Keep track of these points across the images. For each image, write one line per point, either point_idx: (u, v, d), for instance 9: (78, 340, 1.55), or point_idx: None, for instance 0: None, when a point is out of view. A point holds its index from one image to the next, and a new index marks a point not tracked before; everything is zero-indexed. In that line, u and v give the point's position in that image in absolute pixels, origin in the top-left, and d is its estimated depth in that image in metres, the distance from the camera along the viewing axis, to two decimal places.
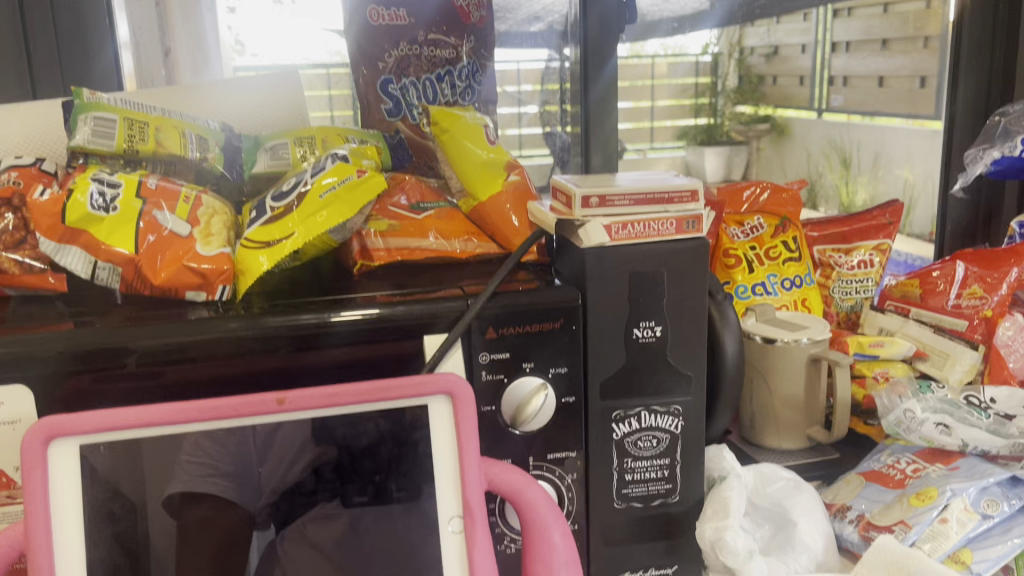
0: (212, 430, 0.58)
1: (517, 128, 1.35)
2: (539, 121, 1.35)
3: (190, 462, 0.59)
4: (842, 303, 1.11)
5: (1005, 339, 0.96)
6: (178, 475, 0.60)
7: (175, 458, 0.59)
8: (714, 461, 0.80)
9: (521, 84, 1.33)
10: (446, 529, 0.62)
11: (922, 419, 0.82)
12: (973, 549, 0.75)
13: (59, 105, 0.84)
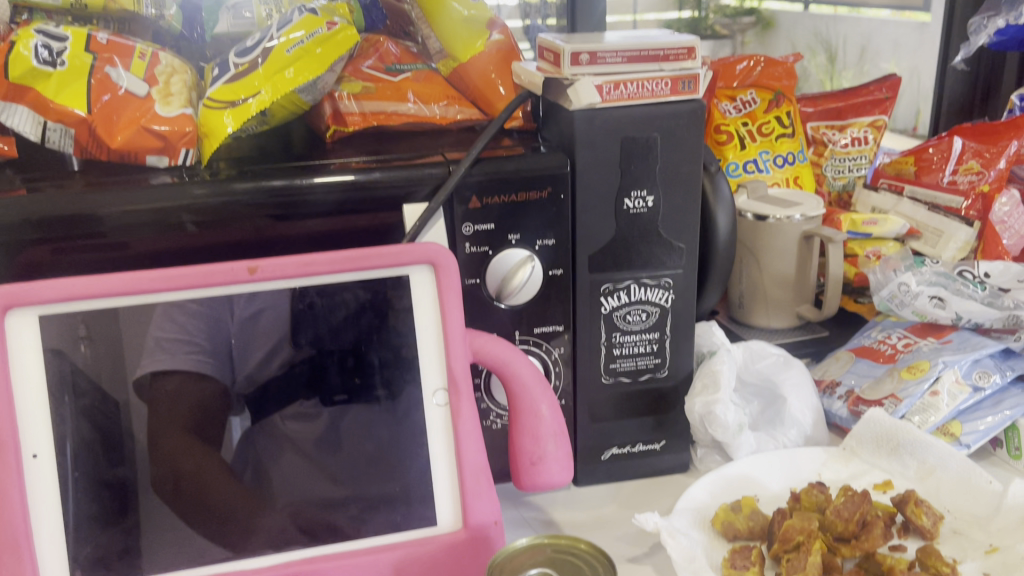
0: (190, 302, 0.55)
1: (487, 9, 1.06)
2: None
3: (168, 338, 0.56)
4: (834, 183, 1.08)
5: (1001, 215, 0.93)
6: (158, 352, 0.55)
7: (151, 332, 0.55)
8: (703, 337, 0.78)
9: None
10: (430, 401, 0.59)
11: (916, 292, 0.80)
12: (962, 421, 0.75)
13: None
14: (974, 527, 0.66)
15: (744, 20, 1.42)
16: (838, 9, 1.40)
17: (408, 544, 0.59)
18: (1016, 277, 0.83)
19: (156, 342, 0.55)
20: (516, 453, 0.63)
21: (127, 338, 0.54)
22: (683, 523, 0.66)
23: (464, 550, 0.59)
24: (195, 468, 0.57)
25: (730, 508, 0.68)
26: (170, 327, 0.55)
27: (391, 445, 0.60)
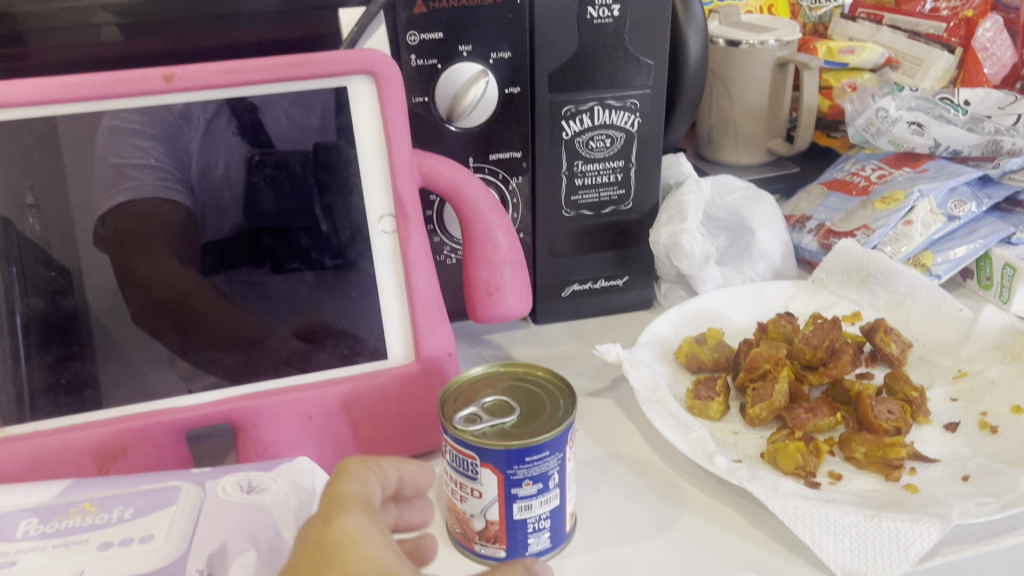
0: (136, 119, 0.46)
1: None
2: None
3: (125, 163, 0.47)
4: (810, 14, 0.97)
5: (984, 41, 0.88)
6: (118, 179, 0.47)
7: (100, 154, 0.46)
8: (670, 168, 0.73)
9: None
10: (376, 229, 0.52)
11: (895, 119, 0.75)
12: (935, 251, 0.72)
13: None
14: (943, 354, 0.65)
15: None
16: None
17: (356, 378, 0.54)
18: (997, 103, 0.79)
19: (111, 165, 0.47)
20: (471, 283, 0.59)
21: (70, 162, 0.46)
22: (646, 357, 0.64)
23: (415, 384, 0.55)
24: (175, 296, 0.49)
25: (694, 340, 0.65)
26: (127, 146, 0.47)
27: (337, 288, 0.53)
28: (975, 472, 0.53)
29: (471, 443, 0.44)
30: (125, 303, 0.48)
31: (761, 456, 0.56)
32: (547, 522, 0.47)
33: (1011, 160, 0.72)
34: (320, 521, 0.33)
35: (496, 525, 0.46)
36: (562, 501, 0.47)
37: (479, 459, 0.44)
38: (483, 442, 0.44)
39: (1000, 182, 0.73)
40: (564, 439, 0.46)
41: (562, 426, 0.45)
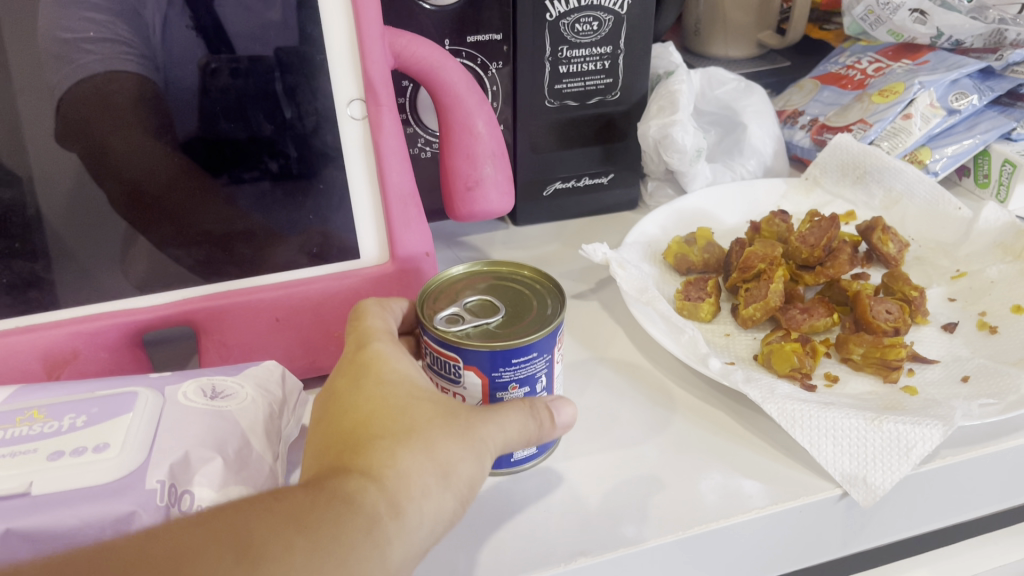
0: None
1: None
2: None
3: (79, 42, 0.41)
4: None
5: None
6: (71, 56, 0.41)
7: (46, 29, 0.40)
8: (659, 58, 0.69)
9: None
10: (344, 115, 0.46)
11: (896, 6, 0.71)
12: (933, 148, 0.69)
13: None
14: (940, 254, 0.62)
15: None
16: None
17: (325, 278, 0.49)
18: None
19: (59, 41, 0.40)
20: (449, 175, 0.54)
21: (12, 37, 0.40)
22: (633, 257, 0.60)
23: (391, 283, 0.51)
24: (152, 184, 0.44)
25: (683, 241, 0.62)
26: (75, 19, 0.40)
27: (305, 185, 0.47)
28: (975, 373, 0.51)
29: (456, 343, 0.40)
30: (96, 193, 0.43)
31: (754, 358, 0.54)
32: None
33: (1015, 51, 0.67)
34: (355, 342, 0.39)
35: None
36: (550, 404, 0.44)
37: (464, 361, 0.41)
38: (469, 343, 0.40)
39: (1003, 74, 0.70)
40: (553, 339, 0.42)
41: (552, 326, 0.42)
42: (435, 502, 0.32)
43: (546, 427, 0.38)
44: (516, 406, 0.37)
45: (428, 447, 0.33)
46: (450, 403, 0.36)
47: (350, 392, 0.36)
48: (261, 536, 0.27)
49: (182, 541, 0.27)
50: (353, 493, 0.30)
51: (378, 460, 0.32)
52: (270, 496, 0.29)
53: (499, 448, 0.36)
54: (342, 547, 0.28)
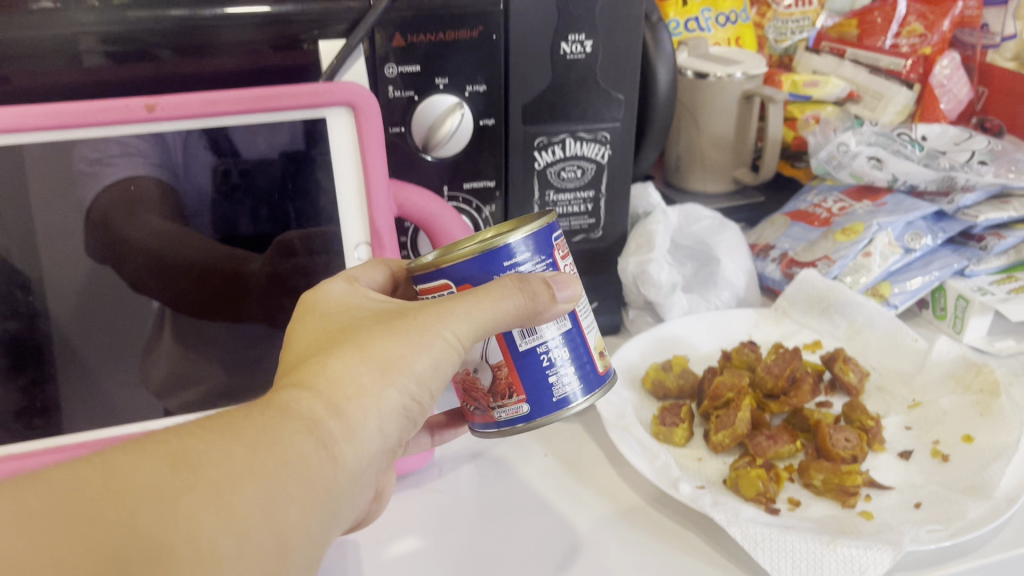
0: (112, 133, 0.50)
1: None
2: None
3: (103, 157, 0.50)
4: (775, 46, 1.03)
5: (940, 78, 0.91)
6: (96, 169, 0.51)
7: (76, 155, 0.50)
8: (639, 198, 0.76)
9: None
10: (352, 255, 0.57)
11: (855, 154, 0.78)
12: (892, 282, 0.75)
13: None
14: (899, 383, 0.67)
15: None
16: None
17: None
18: (953, 139, 0.82)
19: (85, 163, 0.50)
20: None
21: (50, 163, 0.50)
22: (613, 383, 0.65)
23: None
24: (168, 255, 0.54)
25: (661, 367, 0.67)
26: (101, 146, 0.50)
27: None
28: (927, 499, 0.55)
29: (439, 267, 0.42)
30: (121, 261, 0.54)
31: (723, 482, 0.58)
32: (564, 357, 0.45)
33: (964, 196, 0.75)
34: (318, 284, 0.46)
35: (505, 369, 0.44)
36: (574, 330, 0.45)
37: (455, 283, 0.42)
38: (449, 258, 0.42)
39: (954, 216, 0.76)
40: (546, 237, 0.43)
41: (538, 224, 0.43)
42: (374, 399, 0.38)
43: (541, 302, 0.41)
44: (504, 286, 0.40)
45: (379, 353, 0.38)
46: (408, 311, 0.41)
47: (301, 329, 0.42)
48: (199, 451, 0.32)
49: (133, 458, 0.31)
50: (292, 407, 0.35)
51: (313, 371, 0.37)
52: (211, 420, 0.34)
53: (470, 335, 0.40)
54: (282, 450, 0.34)
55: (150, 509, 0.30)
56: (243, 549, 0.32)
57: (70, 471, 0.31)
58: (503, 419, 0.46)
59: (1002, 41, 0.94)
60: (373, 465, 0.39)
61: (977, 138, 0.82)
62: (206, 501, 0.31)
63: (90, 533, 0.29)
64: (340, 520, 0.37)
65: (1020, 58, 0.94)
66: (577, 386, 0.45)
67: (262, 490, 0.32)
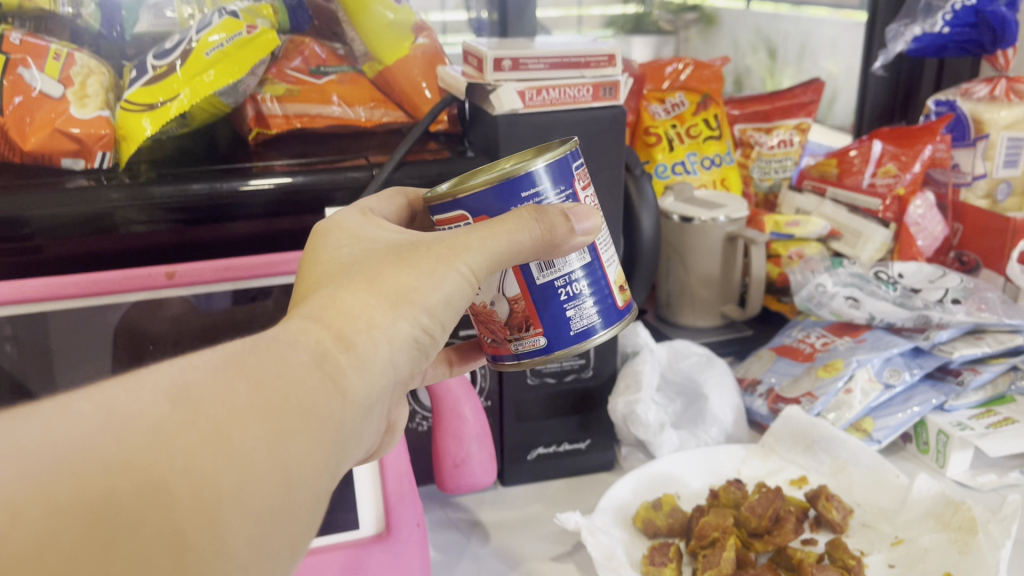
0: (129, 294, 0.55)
1: (440, 13, 1.18)
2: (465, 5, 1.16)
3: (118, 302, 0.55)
4: (761, 184, 1.11)
5: (915, 217, 0.98)
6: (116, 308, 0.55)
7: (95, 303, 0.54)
8: (628, 337, 0.81)
9: None
10: None
11: (832, 294, 0.84)
12: (874, 417, 0.78)
13: None
14: (883, 519, 0.69)
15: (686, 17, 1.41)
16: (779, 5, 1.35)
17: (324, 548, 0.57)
18: (928, 276, 0.87)
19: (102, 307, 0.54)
20: (439, 454, 0.63)
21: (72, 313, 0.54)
22: (604, 522, 0.67)
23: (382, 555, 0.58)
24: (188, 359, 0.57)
25: (650, 505, 0.69)
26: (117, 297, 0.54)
27: None
28: None
29: (458, 196, 0.43)
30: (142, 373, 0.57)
31: None
32: (584, 288, 0.46)
33: (939, 332, 0.79)
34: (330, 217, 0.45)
35: (522, 301, 0.45)
36: (595, 258, 0.46)
37: (472, 214, 0.43)
38: (467, 187, 0.43)
39: (932, 352, 0.80)
40: (566, 167, 0.44)
41: (557, 154, 0.44)
42: (386, 328, 0.36)
43: (559, 234, 0.41)
44: (523, 219, 0.40)
45: (394, 280, 0.37)
46: (426, 239, 0.40)
47: (313, 255, 0.41)
48: (199, 385, 0.30)
49: (128, 391, 0.29)
50: (299, 341, 0.34)
51: (325, 301, 0.36)
52: (212, 352, 0.32)
53: (485, 266, 0.40)
54: (290, 386, 0.32)
55: (147, 443, 0.28)
56: (247, 484, 0.29)
57: (61, 403, 0.28)
58: (521, 352, 0.47)
59: (973, 179, 1.00)
60: (384, 396, 0.37)
61: (949, 276, 0.87)
62: (207, 434, 0.29)
63: (81, 470, 0.26)
64: (352, 454, 0.35)
65: (991, 194, 1.00)
66: (597, 320, 0.46)
67: (267, 425, 0.30)
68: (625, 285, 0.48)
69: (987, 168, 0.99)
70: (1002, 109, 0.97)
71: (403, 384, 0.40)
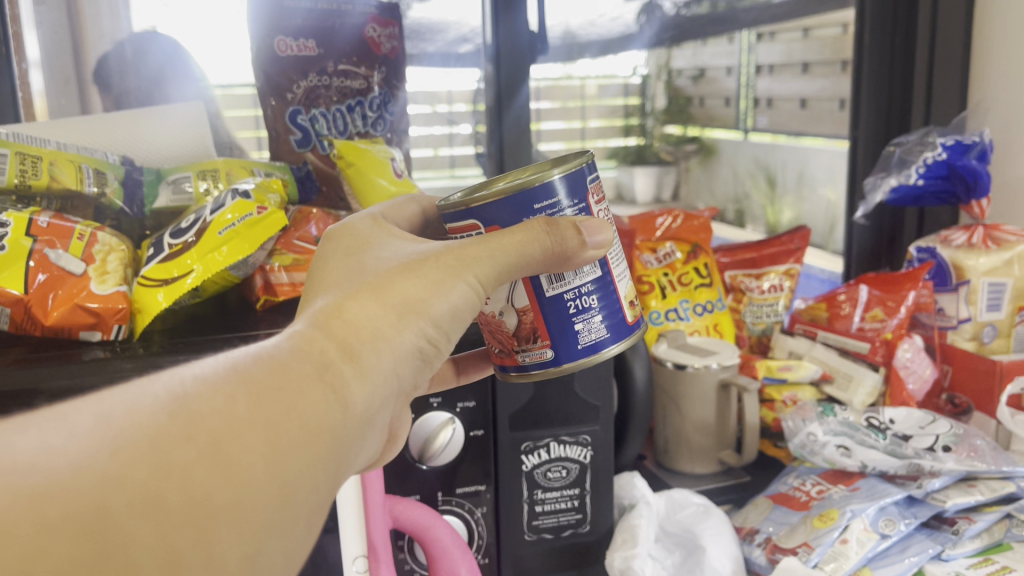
0: None
1: (448, 148, 1.22)
2: (474, 141, 1.23)
3: None
4: (754, 328, 1.14)
5: (904, 361, 0.99)
6: None
7: None
8: (625, 489, 0.84)
9: (452, 104, 1.21)
10: (350, 568, 0.64)
11: (824, 441, 0.85)
12: (873, 568, 0.76)
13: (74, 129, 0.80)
14: None
15: (687, 147, 1.42)
16: (778, 136, 1.40)
17: None
18: (918, 421, 0.89)
19: None
20: None
21: None
22: None
23: None
24: None
25: None
26: None
27: None
28: None
29: (473, 207, 0.49)
30: None
31: None
32: (591, 304, 0.52)
33: (932, 479, 0.80)
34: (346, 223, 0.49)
35: (530, 313, 0.51)
36: (602, 278, 0.52)
37: (484, 224, 0.49)
38: (483, 198, 0.49)
39: (925, 500, 0.80)
40: (575, 183, 0.50)
41: (566, 170, 0.50)
42: (390, 341, 0.39)
43: (571, 246, 0.47)
44: (535, 231, 0.46)
45: (401, 294, 0.41)
46: (435, 251, 0.44)
47: (325, 263, 0.45)
48: (197, 399, 0.32)
49: (127, 408, 0.31)
50: (303, 354, 0.36)
51: (332, 310, 0.39)
52: (214, 364, 0.34)
53: (493, 276, 0.45)
54: (289, 401, 0.34)
55: (146, 457, 0.29)
56: (243, 496, 0.31)
57: (62, 416, 0.30)
58: (528, 363, 0.53)
59: (959, 322, 1.04)
60: (387, 407, 0.40)
61: (939, 421, 0.89)
62: (204, 449, 0.31)
63: (76, 482, 0.28)
64: (349, 468, 0.37)
65: (977, 336, 1.03)
66: (602, 335, 0.53)
67: (265, 439, 0.32)
68: (631, 300, 0.55)
69: (971, 311, 1.03)
70: (981, 255, 1.02)
71: (404, 398, 0.43)
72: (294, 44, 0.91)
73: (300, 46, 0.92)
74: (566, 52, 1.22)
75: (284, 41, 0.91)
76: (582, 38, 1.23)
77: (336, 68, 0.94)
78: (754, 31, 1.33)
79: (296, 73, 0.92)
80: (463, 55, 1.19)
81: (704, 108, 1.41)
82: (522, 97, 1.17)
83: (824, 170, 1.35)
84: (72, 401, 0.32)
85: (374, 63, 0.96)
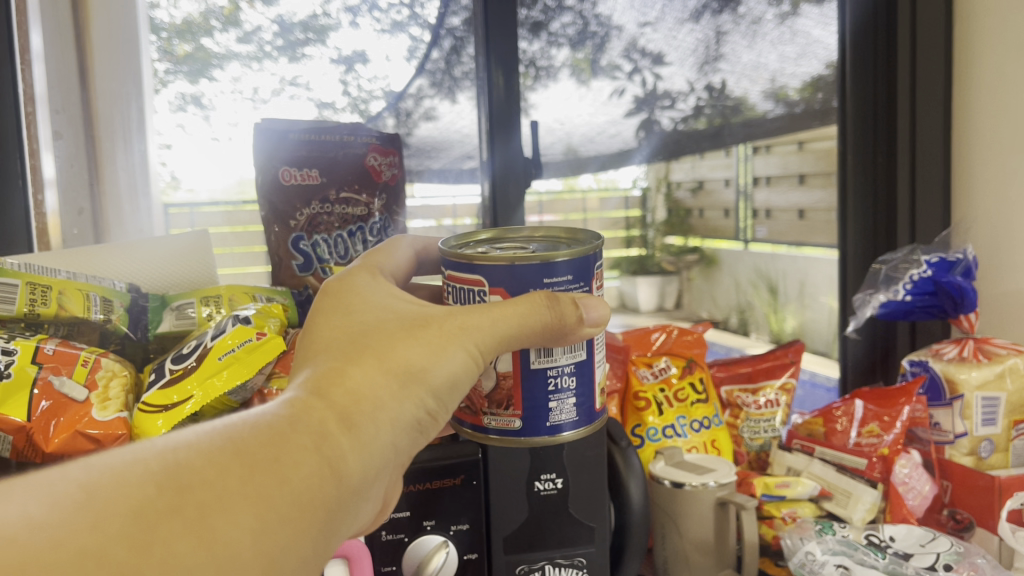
0: None
1: None
2: None
3: None
4: (752, 443, 1.14)
5: (903, 476, 1.00)
6: None
7: None
8: None
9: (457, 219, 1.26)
10: None
11: (823, 561, 0.84)
12: None
13: (67, 257, 0.83)
14: None
15: (688, 258, 1.37)
16: (778, 246, 1.37)
17: None
18: (919, 539, 0.89)
19: None
20: None
21: None
22: None
23: None
24: None
25: None
26: None
27: None
28: None
29: (479, 264, 0.54)
30: None
31: None
32: (568, 385, 0.57)
33: None
34: (347, 274, 0.54)
35: (510, 378, 0.56)
36: (583, 363, 0.58)
37: (487, 284, 0.54)
38: (491, 261, 0.53)
39: None
40: (584, 266, 0.55)
41: (578, 253, 0.55)
42: (388, 410, 0.44)
43: (568, 320, 0.52)
44: (538, 306, 0.51)
45: (403, 362, 0.46)
46: (433, 319, 0.50)
47: (321, 323, 0.49)
48: (190, 470, 0.34)
49: (115, 478, 0.33)
50: (301, 424, 0.40)
51: (333, 376, 0.44)
52: (209, 434, 0.37)
53: (490, 343, 0.51)
54: (282, 474, 0.37)
55: (130, 532, 0.31)
56: (230, 570, 0.33)
57: (39, 483, 0.32)
58: (491, 428, 0.57)
59: (955, 436, 1.05)
60: (381, 476, 0.44)
61: (940, 539, 0.88)
62: (191, 523, 0.33)
63: (57, 555, 0.29)
64: (339, 535, 0.40)
65: (975, 451, 1.04)
66: (569, 418, 0.57)
67: (255, 512, 0.35)
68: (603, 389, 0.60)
69: (967, 426, 1.04)
70: (972, 369, 1.04)
71: (399, 466, 0.47)
72: (298, 173, 0.96)
73: (303, 176, 0.96)
74: (570, 166, 1.27)
75: (289, 170, 0.95)
76: (585, 151, 1.28)
77: (337, 196, 0.98)
78: (749, 143, 1.32)
79: (299, 201, 0.96)
80: (468, 170, 1.24)
81: (704, 220, 1.36)
82: (519, 215, 1.24)
83: (824, 280, 1.36)
84: (46, 472, 0.33)
85: (374, 190, 1.01)
